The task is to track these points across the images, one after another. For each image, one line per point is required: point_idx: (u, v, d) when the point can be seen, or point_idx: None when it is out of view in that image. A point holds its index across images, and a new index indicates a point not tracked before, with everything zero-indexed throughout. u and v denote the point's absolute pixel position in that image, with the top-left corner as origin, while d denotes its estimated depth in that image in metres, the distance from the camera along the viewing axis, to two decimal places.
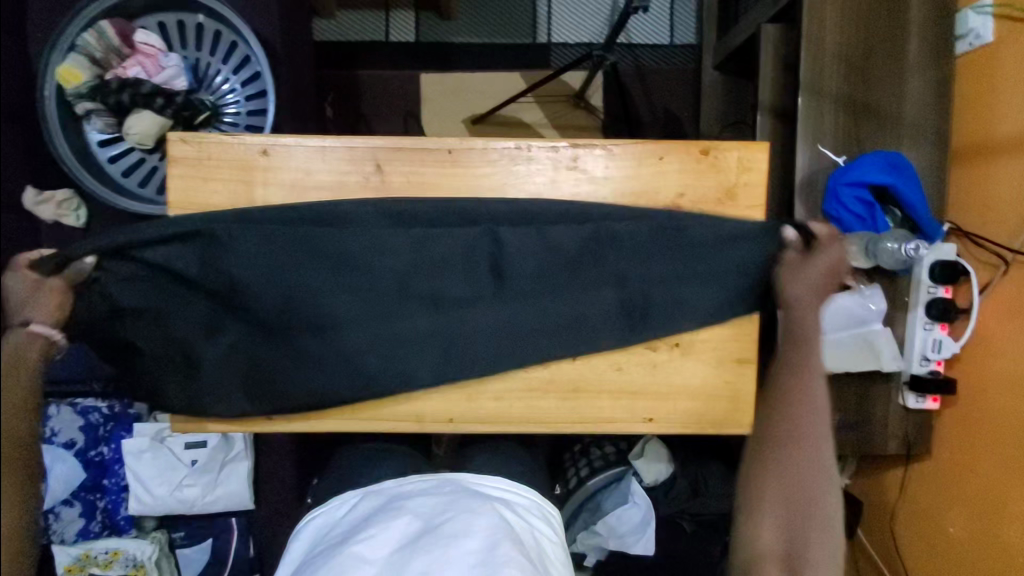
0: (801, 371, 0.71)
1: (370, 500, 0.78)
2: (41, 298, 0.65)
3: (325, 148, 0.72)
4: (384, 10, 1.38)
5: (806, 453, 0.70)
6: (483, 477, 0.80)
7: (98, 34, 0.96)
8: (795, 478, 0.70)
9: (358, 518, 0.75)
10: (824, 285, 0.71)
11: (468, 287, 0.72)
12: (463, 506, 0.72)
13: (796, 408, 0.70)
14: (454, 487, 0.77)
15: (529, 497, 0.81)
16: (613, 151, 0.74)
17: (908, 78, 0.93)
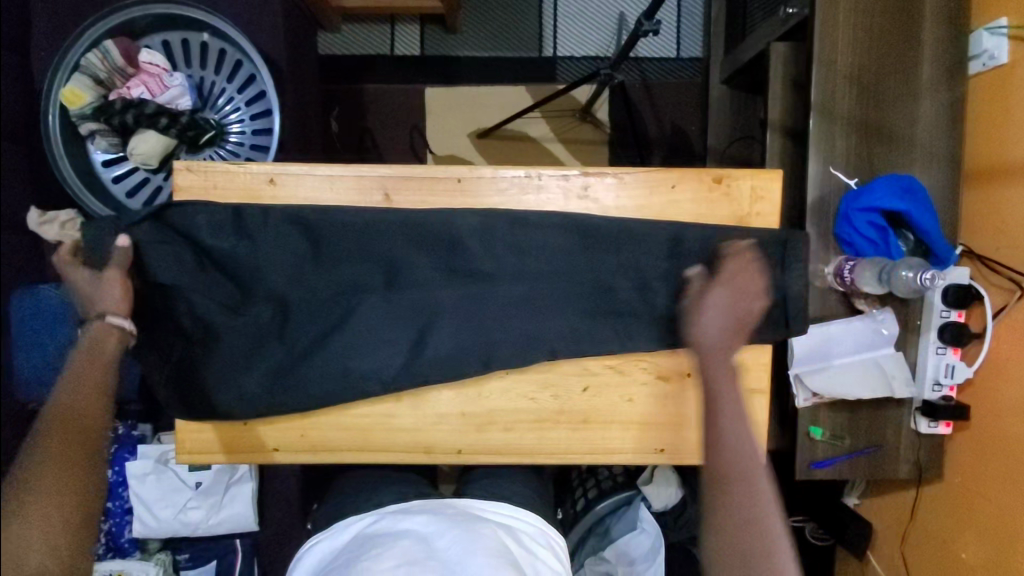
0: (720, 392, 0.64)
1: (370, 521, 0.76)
2: (107, 290, 0.67)
3: (334, 177, 0.72)
4: (389, 24, 1.37)
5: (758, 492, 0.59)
6: (486, 501, 0.78)
7: (103, 54, 0.95)
8: (738, 512, 0.58)
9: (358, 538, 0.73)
10: (739, 317, 0.68)
11: (478, 316, 0.73)
12: (468, 528, 0.71)
13: (730, 446, 0.61)
14: (456, 510, 0.76)
15: (530, 523, 0.79)
16: (625, 179, 0.73)
17: (920, 99, 0.92)
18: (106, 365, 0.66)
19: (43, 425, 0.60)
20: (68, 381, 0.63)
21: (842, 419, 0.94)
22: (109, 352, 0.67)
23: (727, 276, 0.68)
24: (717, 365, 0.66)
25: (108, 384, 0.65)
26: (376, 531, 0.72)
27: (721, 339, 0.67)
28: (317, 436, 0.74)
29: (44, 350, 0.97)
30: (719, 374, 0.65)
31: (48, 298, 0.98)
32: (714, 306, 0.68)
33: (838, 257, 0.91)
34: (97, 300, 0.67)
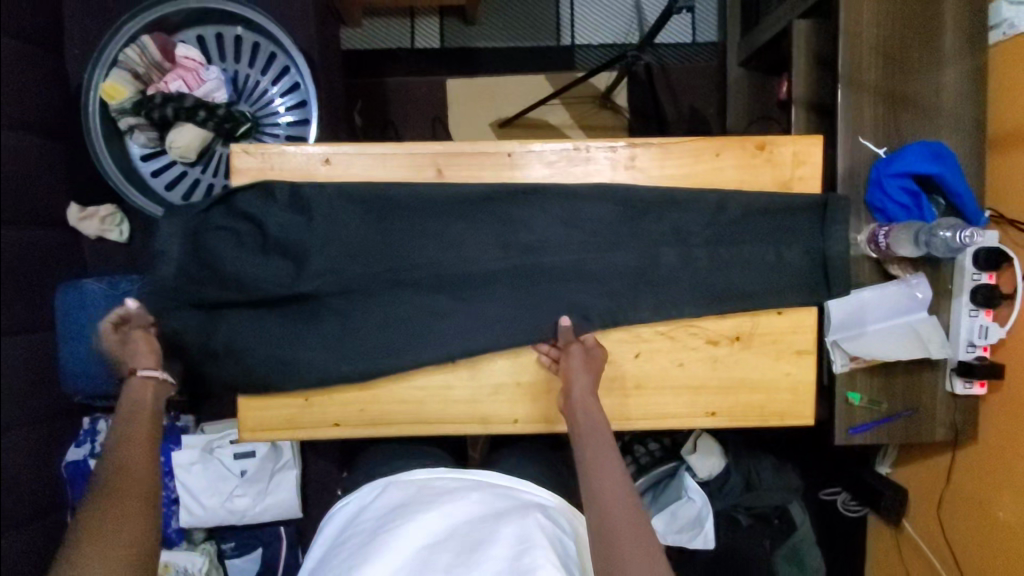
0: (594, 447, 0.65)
1: (398, 489, 0.73)
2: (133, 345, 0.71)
3: (386, 155, 0.73)
4: (409, 18, 1.39)
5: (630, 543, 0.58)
6: (515, 478, 0.73)
7: (140, 49, 0.97)
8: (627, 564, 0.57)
9: (389, 505, 0.70)
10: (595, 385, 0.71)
11: (531, 286, 0.75)
12: (493, 517, 0.66)
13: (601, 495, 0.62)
14: (486, 489, 0.71)
15: (556, 501, 0.73)
16: (669, 149, 0.75)
17: (944, 68, 0.95)
18: (153, 419, 0.69)
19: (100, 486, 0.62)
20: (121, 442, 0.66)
21: (879, 383, 0.96)
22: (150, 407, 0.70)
23: (575, 355, 0.71)
24: (590, 436, 0.66)
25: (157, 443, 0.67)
26: (403, 504, 0.69)
27: (582, 413, 0.68)
28: (377, 411, 0.76)
29: (88, 341, 0.97)
30: (590, 440, 0.66)
31: (93, 292, 0.98)
32: (579, 382, 0.70)
33: (870, 224, 0.94)
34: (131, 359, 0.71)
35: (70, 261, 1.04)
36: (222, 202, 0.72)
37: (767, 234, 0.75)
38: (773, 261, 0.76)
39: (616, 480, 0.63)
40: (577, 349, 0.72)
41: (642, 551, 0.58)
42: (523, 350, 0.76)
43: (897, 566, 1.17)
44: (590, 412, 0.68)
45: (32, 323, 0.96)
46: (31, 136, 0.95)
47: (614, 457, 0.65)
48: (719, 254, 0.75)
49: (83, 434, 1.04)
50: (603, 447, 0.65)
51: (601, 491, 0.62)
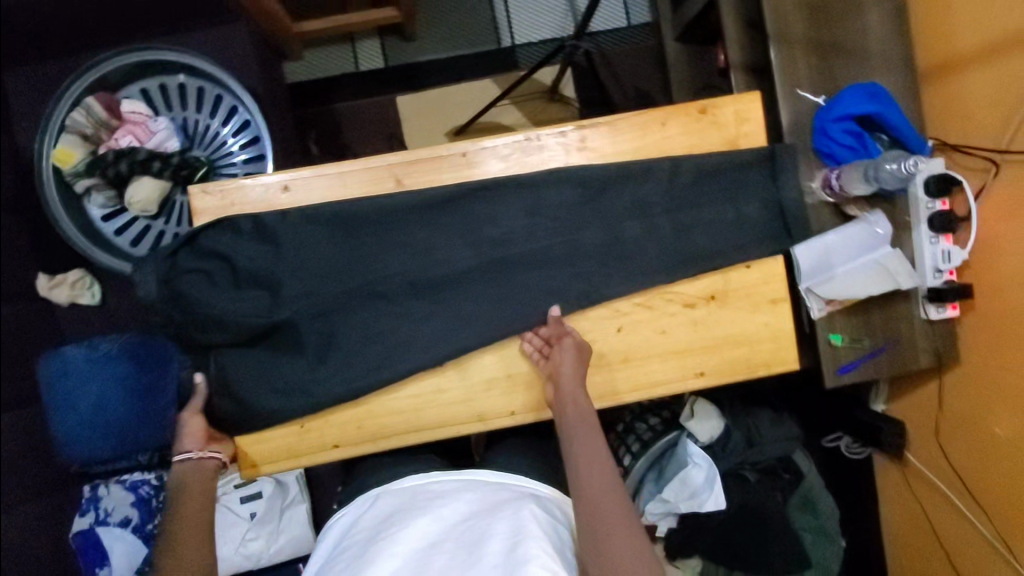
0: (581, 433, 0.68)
1: (393, 499, 0.73)
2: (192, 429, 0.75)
3: (344, 173, 0.75)
4: (350, 43, 1.41)
5: (617, 524, 0.61)
6: (505, 474, 0.74)
7: (86, 110, 0.97)
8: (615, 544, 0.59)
9: (386, 515, 0.70)
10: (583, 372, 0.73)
11: (505, 278, 0.77)
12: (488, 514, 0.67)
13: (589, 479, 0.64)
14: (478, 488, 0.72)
15: (544, 492, 0.74)
16: (617, 125, 0.77)
17: (866, 11, 0.98)
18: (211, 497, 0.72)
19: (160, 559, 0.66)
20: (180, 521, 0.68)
21: (857, 322, 0.99)
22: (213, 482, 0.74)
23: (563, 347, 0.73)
24: (578, 424, 0.68)
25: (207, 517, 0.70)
26: (396, 511, 0.69)
27: (570, 401, 0.70)
28: (375, 426, 0.76)
29: (77, 409, 0.97)
30: (577, 429, 0.68)
31: (70, 358, 0.97)
32: (566, 372, 0.71)
33: (823, 170, 0.97)
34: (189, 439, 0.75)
35: (46, 331, 1.03)
36: (189, 244, 0.72)
37: (723, 192, 0.78)
38: (733, 218, 0.78)
39: (602, 464, 0.65)
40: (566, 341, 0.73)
41: (627, 529, 0.61)
42: (509, 342, 0.77)
43: (909, 497, 1.19)
44: (579, 401, 0.70)
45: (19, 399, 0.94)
46: None
47: (599, 442, 0.67)
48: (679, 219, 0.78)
49: (86, 503, 1.01)
50: (589, 434, 0.68)
51: (589, 475, 0.64)
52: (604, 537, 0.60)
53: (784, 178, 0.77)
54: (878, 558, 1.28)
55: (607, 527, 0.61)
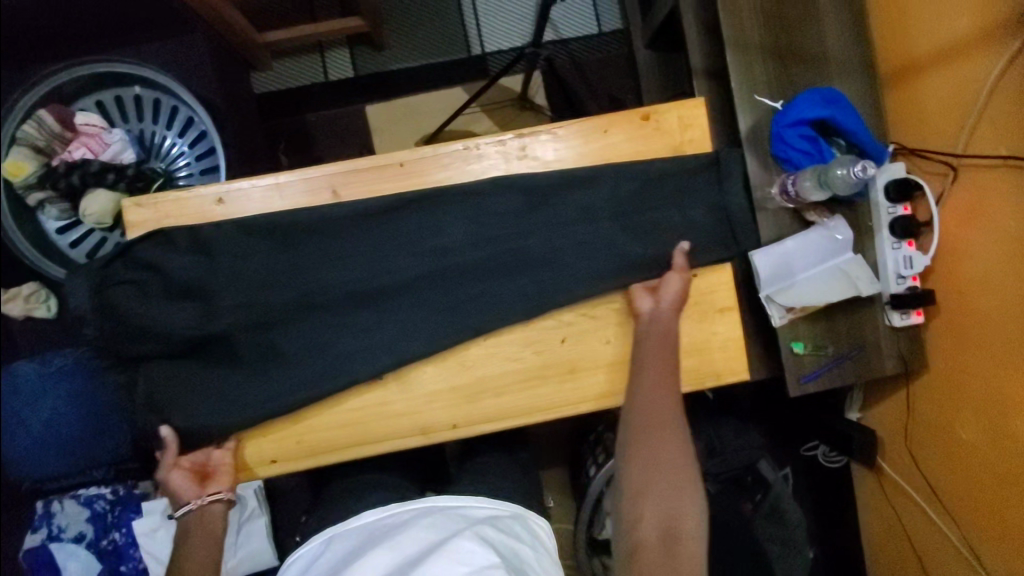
0: (658, 349, 0.71)
1: (349, 536, 0.69)
2: (180, 483, 0.71)
3: (281, 183, 0.74)
4: (319, 52, 1.40)
5: (664, 450, 0.65)
6: (466, 497, 0.72)
7: (38, 123, 0.97)
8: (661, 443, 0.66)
9: (345, 552, 0.67)
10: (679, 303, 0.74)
11: (447, 287, 0.76)
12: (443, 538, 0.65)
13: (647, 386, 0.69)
14: (435, 514, 0.70)
15: (507, 514, 0.72)
16: (558, 133, 0.76)
17: (822, 16, 0.97)
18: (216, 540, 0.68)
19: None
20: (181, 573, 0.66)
21: (820, 329, 0.97)
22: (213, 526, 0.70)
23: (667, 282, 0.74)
24: (656, 353, 0.71)
25: (207, 549, 0.67)
26: (354, 546, 0.66)
27: (660, 330, 0.72)
28: (314, 441, 0.74)
29: (29, 425, 0.97)
30: (651, 347, 0.71)
31: (26, 376, 0.99)
32: (666, 301, 0.73)
33: (781, 176, 0.95)
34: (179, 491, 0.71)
35: None
36: (122, 257, 0.72)
37: (667, 200, 0.77)
38: (678, 226, 0.77)
39: (665, 396, 0.69)
40: (673, 281, 0.74)
41: (670, 457, 0.65)
42: (450, 354, 0.75)
43: (885, 507, 1.16)
44: (668, 336, 0.72)
45: None
46: None
47: (671, 377, 0.70)
48: (624, 227, 0.76)
49: (39, 519, 1.00)
50: (663, 352, 0.71)
51: (649, 397, 0.68)
52: (644, 457, 0.65)
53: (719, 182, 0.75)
54: (859, 572, 1.25)
55: (653, 448, 0.65)
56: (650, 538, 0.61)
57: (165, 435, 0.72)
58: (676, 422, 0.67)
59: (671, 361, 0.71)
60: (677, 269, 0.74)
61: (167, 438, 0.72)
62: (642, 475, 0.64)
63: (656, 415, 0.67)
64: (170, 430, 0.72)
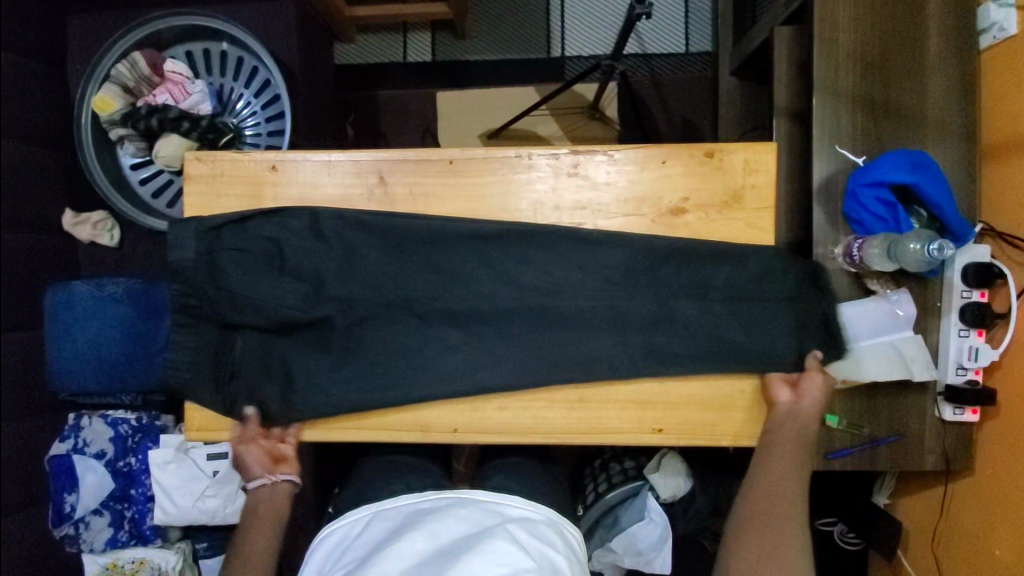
0: (787, 443, 0.71)
1: (383, 520, 0.72)
2: (255, 455, 0.75)
3: (332, 162, 0.74)
4: (402, 32, 1.42)
5: (784, 549, 0.66)
6: (502, 494, 0.73)
7: (131, 64, 1.02)
8: (779, 542, 0.67)
9: (376, 534, 0.69)
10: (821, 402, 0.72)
11: (473, 291, 0.75)
12: (478, 534, 0.66)
13: (772, 480, 0.69)
14: (471, 507, 0.71)
15: (541, 518, 0.72)
16: (615, 156, 0.73)
17: (928, 74, 0.90)
18: (274, 526, 0.74)
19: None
20: (242, 549, 0.72)
21: (860, 406, 0.90)
22: (271, 509, 0.75)
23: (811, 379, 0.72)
24: (788, 452, 0.71)
25: (280, 515, 0.75)
26: (388, 530, 0.69)
27: (797, 427, 0.71)
28: (319, 418, 0.75)
29: (74, 340, 1.03)
30: (781, 440, 0.71)
31: (79, 294, 1.04)
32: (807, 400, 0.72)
33: (848, 237, 0.89)
34: (250, 464, 0.76)
35: (64, 262, 1.12)
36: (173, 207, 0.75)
37: (716, 245, 0.73)
38: (720, 274, 0.73)
39: (794, 499, 0.69)
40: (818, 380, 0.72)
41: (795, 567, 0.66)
42: (465, 359, 0.75)
43: None
44: (803, 436, 0.71)
45: (14, 323, 1.01)
46: (28, 146, 1.02)
47: (800, 480, 0.70)
48: (663, 264, 0.74)
49: (68, 430, 1.07)
50: (795, 449, 0.71)
51: (772, 492, 0.69)
52: (764, 560, 0.66)
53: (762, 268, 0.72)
54: None
55: (776, 554, 0.66)
56: None
57: (248, 416, 0.75)
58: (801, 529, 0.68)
59: (805, 458, 0.70)
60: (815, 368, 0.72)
61: (250, 418, 0.75)
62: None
63: (780, 513, 0.68)
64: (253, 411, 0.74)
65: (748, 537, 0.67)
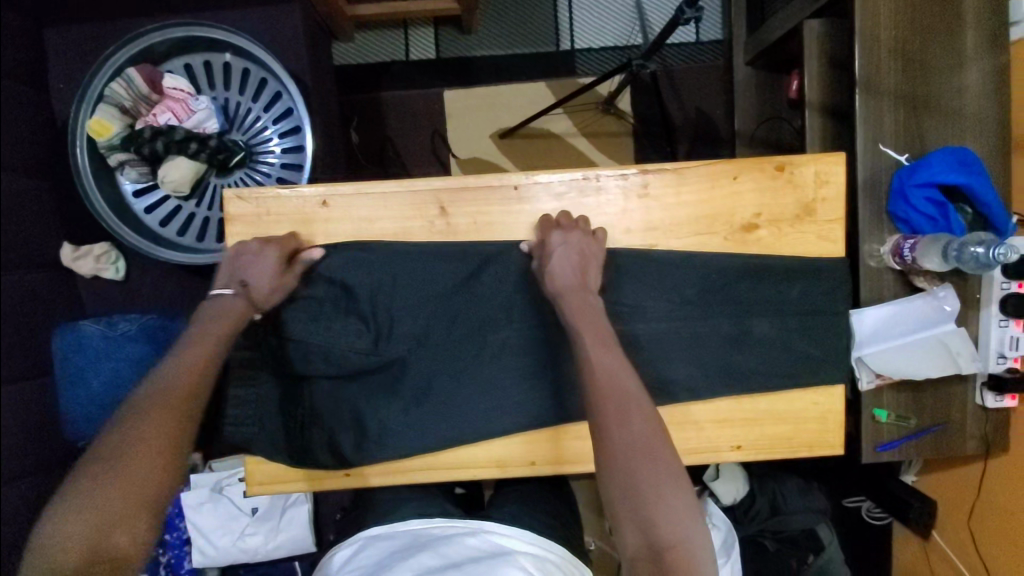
0: (580, 317, 0.63)
1: (395, 541, 0.76)
2: (266, 268, 0.68)
3: (388, 193, 0.72)
4: (402, 29, 1.34)
5: (634, 424, 0.55)
6: (513, 530, 0.74)
7: (126, 82, 0.94)
8: (630, 424, 0.55)
9: (385, 555, 0.73)
10: (584, 254, 0.67)
11: (546, 317, 0.73)
12: (491, 559, 0.68)
13: (603, 365, 0.59)
14: (480, 536, 0.74)
15: (556, 554, 0.74)
16: (684, 174, 0.71)
17: (966, 68, 0.90)
18: (220, 342, 0.64)
19: (143, 396, 0.58)
20: (175, 354, 0.62)
21: (906, 398, 0.92)
22: (226, 325, 0.65)
23: (560, 239, 0.68)
24: (590, 330, 0.62)
25: (220, 339, 0.64)
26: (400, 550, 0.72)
27: (578, 299, 0.65)
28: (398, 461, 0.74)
29: (88, 385, 0.95)
30: (582, 321, 0.63)
31: (92, 334, 0.97)
32: (562, 268, 0.66)
33: (893, 236, 0.90)
34: (245, 270, 0.69)
35: (66, 301, 1.04)
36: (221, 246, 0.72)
37: (788, 260, 0.73)
38: (793, 288, 0.73)
39: (620, 364, 0.59)
40: (559, 227, 0.69)
41: (652, 439, 0.55)
42: (539, 389, 0.73)
43: None
44: (589, 304, 0.64)
45: (28, 371, 0.94)
46: (20, 179, 0.94)
47: (619, 351, 0.61)
48: (736, 282, 0.73)
49: None
50: (596, 322, 0.63)
51: (609, 372, 0.58)
52: (617, 443, 0.54)
53: (791, 267, 0.73)
54: None
55: (629, 435, 0.55)
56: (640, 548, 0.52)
57: (311, 253, 0.71)
58: (640, 391, 0.58)
59: (608, 334, 0.62)
60: (552, 222, 0.70)
61: (306, 253, 0.71)
62: (624, 460, 0.54)
63: (620, 401, 0.56)
64: (318, 255, 0.71)
65: (595, 423, 0.56)
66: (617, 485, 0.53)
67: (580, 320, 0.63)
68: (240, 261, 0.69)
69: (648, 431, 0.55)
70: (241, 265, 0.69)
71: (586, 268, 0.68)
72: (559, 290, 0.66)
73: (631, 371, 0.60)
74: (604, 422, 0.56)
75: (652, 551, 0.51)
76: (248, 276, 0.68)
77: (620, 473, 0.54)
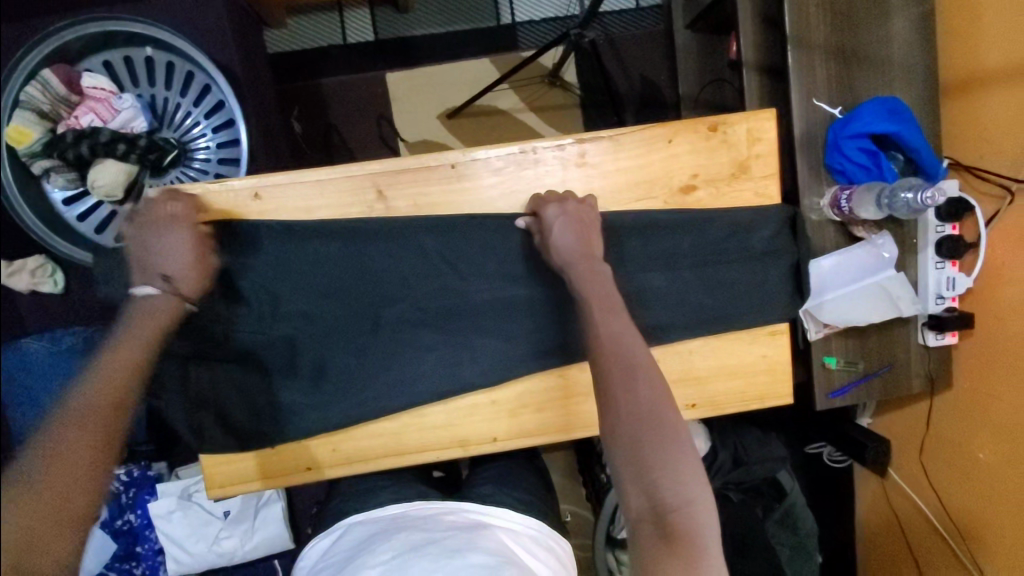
0: (590, 283, 0.63)
1: (371, 523, 0.76)
2: (183, 253, 0.66)
3: (323, 180, 0.71)
4: (337, 11, 1.29)
5: (640, 389, 0.56)
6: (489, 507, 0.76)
7: (43, 85, 0.89)
8: (634, 390, 0.56)
9: (362, 538, 0.73)
10: (586, 223, 0.67)
11: (495, 294, 0.74)
12: (467, 535, 0.69)
13: (605, 331, 0.59)
14: (457, 514, 0.75)
15: (530, 526, 0.75)
16: (620, 140, 0.72)
17: (892, 17, 0.92)
18: (149, 343, 0.62)
19: (62, 410, 0.54)
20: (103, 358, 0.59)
21: (854, 345, 0.96)
22: (158, 322, 0.63)
23: (558, 211, 0.68)
24: (597, 296, 0.62)
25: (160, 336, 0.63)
26: (377, 533, 0.73)
27: (584, 265, 0.65)
28: (375, 444, 0.76)
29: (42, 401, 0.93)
30: (590, 289, 0.63)
31: (36, 352, 0.97)
32: (563, 241, 0.67)
33: (832, 187, 0.92)
34: (161, 260, 0.65)
35: None
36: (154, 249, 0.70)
37: (727, 219, 0.74)
38: (734, 246, 0.75)
39: (628, 331, 0.59)
40: (555, 200, 0.69)
41: (656, 404, 0.55)
42: (495, 364, 0.74)
43: (885, 511, 1.19)
44: (597, 273, 0.64)
45: None
46: None
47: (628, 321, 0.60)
48: (680, 244, 0.74)
49: None
50: (605, 289, 0.62)
51: (616, 337, 0.58)
52: (618, 408, 0.55)
53: (730, 226, 0.74)
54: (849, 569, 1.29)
55: (632, 399, 0.55)
56: (645, 513, 0.53)
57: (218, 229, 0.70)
58: (645, 359, 0.57)
59: (614, 300, 0.62)
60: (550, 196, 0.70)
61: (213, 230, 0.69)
62: (627, 422, 0.54)
63: (629, 366, 0.56)
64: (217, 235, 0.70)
65: (602, 386, 0.57)
66: (623, 448, 0.54)
67: (585, 289, 0.63)
68: (146, 248, 0.65)
69: (653, 396, 0.55)
70: (153, 255, 0.65)
71: (588, 237, 0.67)
72: (563, 261, 0.66)
73: (639, 337, 0.59)
74: (609, 387, 0.56)
75: (656, 515, 0.52)
76: (169, 268, 0.65)
77: (627, 436, 0.54)
